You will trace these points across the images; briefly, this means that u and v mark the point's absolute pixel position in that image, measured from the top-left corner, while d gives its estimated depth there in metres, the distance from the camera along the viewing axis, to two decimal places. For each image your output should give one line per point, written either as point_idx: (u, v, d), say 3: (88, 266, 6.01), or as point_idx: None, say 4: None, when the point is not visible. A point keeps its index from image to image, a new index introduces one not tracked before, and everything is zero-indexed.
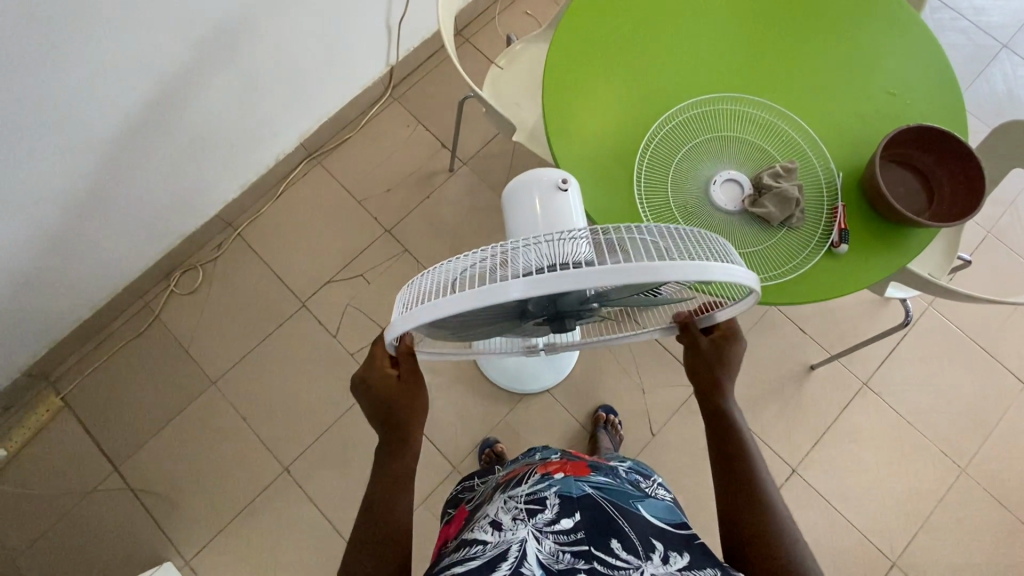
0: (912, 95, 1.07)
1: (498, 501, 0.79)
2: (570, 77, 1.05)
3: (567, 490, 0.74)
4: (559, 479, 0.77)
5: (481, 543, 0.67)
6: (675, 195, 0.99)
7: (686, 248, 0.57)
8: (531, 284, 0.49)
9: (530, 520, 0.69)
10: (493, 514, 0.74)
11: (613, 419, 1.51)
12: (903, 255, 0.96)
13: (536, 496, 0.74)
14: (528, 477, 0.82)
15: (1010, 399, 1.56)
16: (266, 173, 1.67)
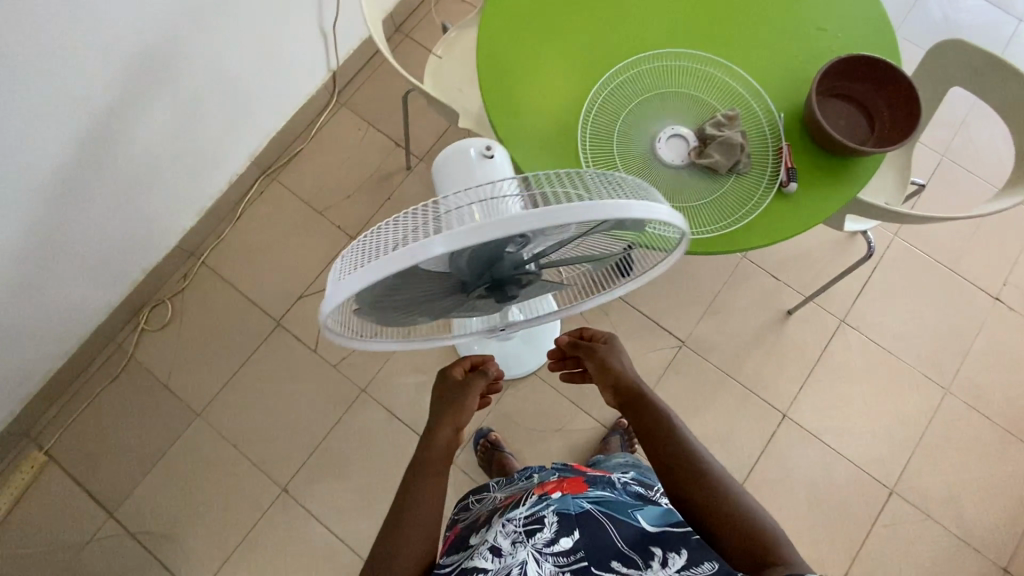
0: (843, 29, 1.06)
1: (497, 523, 0.84)
2: (504, 56, 1.04)
3: (565, 508, 0.81)
4: (556, 498, 0.85)
5: (481, 570, 0.73)
6: (621, 157, 0.99)
7: (610, 193, 0.56)
8: (447, 239, 0.49)
9: (529, 540, 0.76)
10: (491, 538, 0.79)
11: (635, 429, 1.50)
12: (852, 186, 0.97)
13: (535, 516, 0.81)
14: (527, 500, 0.88)
15: (983, 315, 1.59)
16: (222, 196, 1.65)
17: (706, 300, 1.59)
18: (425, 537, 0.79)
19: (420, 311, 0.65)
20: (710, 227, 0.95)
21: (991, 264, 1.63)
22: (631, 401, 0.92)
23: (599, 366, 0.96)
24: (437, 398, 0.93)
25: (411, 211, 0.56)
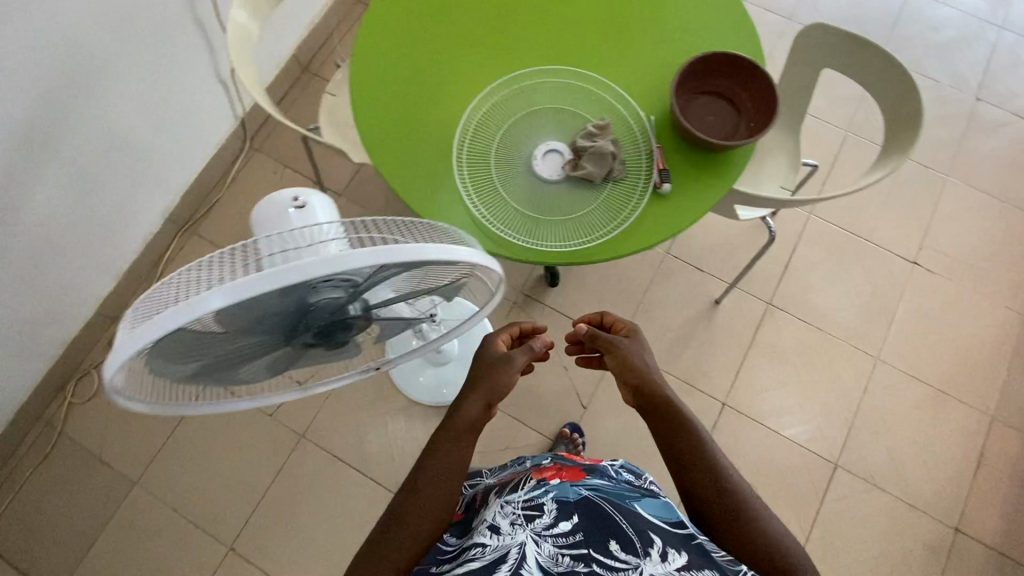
0: (705, 25, 1.08)
1: (494, 508, 0.80)
2: (375, 90, 1.04)
3: (563, 496, 0.77)
4: (554, 486, 0.81)
5: (478, 548, 0.70)
6: (499, 178, 1.00)
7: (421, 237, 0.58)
8: (229, 289, 0.45)
9: (528, 524, 0.72)
10: (489, 518, 0.76)
11: (578, 438, 1.49)
12: (724, 180, 0.99)
13: (533, 501, 0.77)
14: (525, 485, 0.85)
15: (904, 280, 1.63)
16: (140, 255, 1.63)
17: (636, 299, 1.61)
18: (440, 497, 0.81)
19: (231, 371, 0.60)
20: (590, 238, 0.97)
21: (905, 230, 1.67)
22: (658, 406, 0.89)
23: (622, 363, 0.93)
24: (477, 363, 0.93)
25: (211, 258, 0.51)
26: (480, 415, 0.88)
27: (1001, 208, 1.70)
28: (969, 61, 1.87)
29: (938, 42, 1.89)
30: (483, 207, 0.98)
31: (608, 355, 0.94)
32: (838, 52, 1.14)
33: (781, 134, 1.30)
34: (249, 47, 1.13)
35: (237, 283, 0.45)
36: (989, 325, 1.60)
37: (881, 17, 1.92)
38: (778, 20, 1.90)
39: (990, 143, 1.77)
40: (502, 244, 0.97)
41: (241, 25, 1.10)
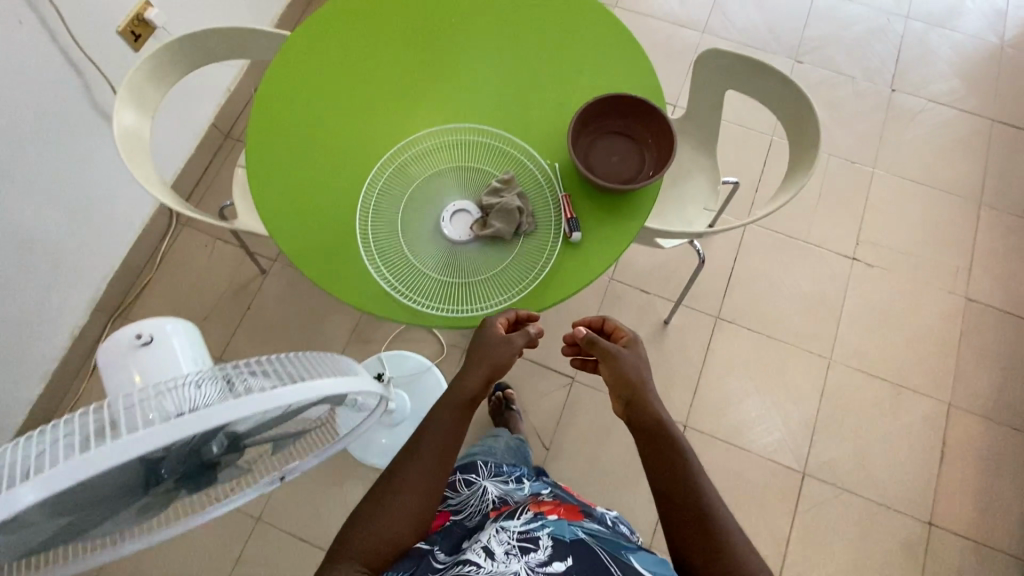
0: (602, 63, 1.07)
1: (488, 532, 0.84)
2: (273, 170, 1.01)
3: (558, 534, 0.81)
4: (551, 521, 0.85)
5: (472, 566, 0.75)
6: (407, 245, 0.97)
7: (291, 372, 0.57)
8: (48, 481, 0.41)
9: (522, 556, 0.76)
10: (485, 540, 0.81)
11: None
12: (633, 219, 0.98)
13: (529, 535, 0.80)
14: (521, 513, 0.88)
15: (845, 277, 1.64)
16: (70, 350, 1.55)
17: None
18: (433, 477, 0.82)
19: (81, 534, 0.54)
20: (506, 297, 0.95)
21: (839, 226, 1.69)
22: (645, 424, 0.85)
23: (618, 373, 0.88)
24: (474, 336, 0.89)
25: (49, 429, 0.47)
26: (477, 392, 0.89)
27: (930, 195, 1.73)
28: (881, 54, 1.91)
29: (850, 39, 1.93)
30: (393, 277, 0.95)
31: (605, 363, 0.89)
32: (737, 74, 1.14)
33: (698, 155, 1.30)
34: (141, 152, 1.05)
35: (52, 473, 0.41)
36: (934, 313, 1.61)
37: (793, 20, 1.96)
38: (694, 35, 1.93)
39: (911, 132, 1.80)
40: (415, 313, 0.94)
41: (128, 127, 1.03)
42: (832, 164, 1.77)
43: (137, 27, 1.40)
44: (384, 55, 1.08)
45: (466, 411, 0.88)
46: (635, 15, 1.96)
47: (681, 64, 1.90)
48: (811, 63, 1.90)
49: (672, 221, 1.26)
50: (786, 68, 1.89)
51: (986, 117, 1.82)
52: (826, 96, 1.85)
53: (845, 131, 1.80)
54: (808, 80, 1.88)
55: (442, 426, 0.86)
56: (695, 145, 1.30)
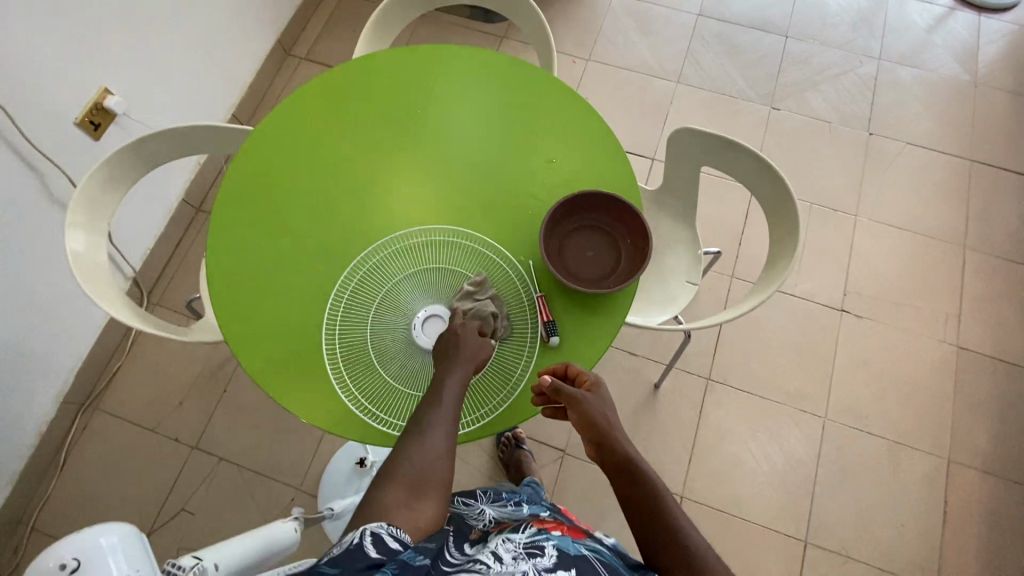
0: (572, 155, 1.06)
1: (490, 541, 0.77)
2: (236, 283, 0.97)
3: (564, 547, 0.75)
4: (557, 536, 0.78)
5: (482, 564, 0.68)
6: (377, 357, 0.92)
7: None
8: None
9: (531, 561, 0.70)
10: (492, 547, 0.73)
11: None
12: (612, 319, 0.95)
13: (535, 544, 0.74)
14: (524, 527, 0.81)
15: (836, 331, 1.61)
16: (37, 448, 1.48)
17: None
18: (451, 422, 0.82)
19: None
20: (482, 410, 0.91)
21: (826, 278, 1.67)
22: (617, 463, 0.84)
23: (583, 419, 0.86)
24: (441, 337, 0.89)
25: None
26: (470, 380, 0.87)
27: (915, 241, 1.71)
28: (857, 98, 1.91)
29: (825, 84, 1.94)
30: (364, 394, 0.90)
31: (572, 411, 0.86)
32: (713, 153, 1.12)
33: (678, 228, 1.27)
34: (100, 278, 1.01)
35: None
36: (927, 364, 1.58)
37: (767, 68, 1.96)
38: (669, 87, 1.93)
39: (892, 176, 1.79)
40: (389, 434, 0.89)
41: (81, 255, 0.98)
42: (815, 213, 1.75)
43: (96, 115, 1.35)
44: (349, 151, 1.05)
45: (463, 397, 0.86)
46: (609, 69, 1.95)
47: (659, 118, 1.88)
48: (788, 110, 1.90)
49: (663, 302, 1.23)
50: (762, 116, 1.88)
51: (964, 158, 1.82)
52: (804, 143, 1.85)
53: (826, 178, 1.79)
54: (786, 127, 1.87)
55: (452, 390, 0.84)
56: (675, 216, 1.27)
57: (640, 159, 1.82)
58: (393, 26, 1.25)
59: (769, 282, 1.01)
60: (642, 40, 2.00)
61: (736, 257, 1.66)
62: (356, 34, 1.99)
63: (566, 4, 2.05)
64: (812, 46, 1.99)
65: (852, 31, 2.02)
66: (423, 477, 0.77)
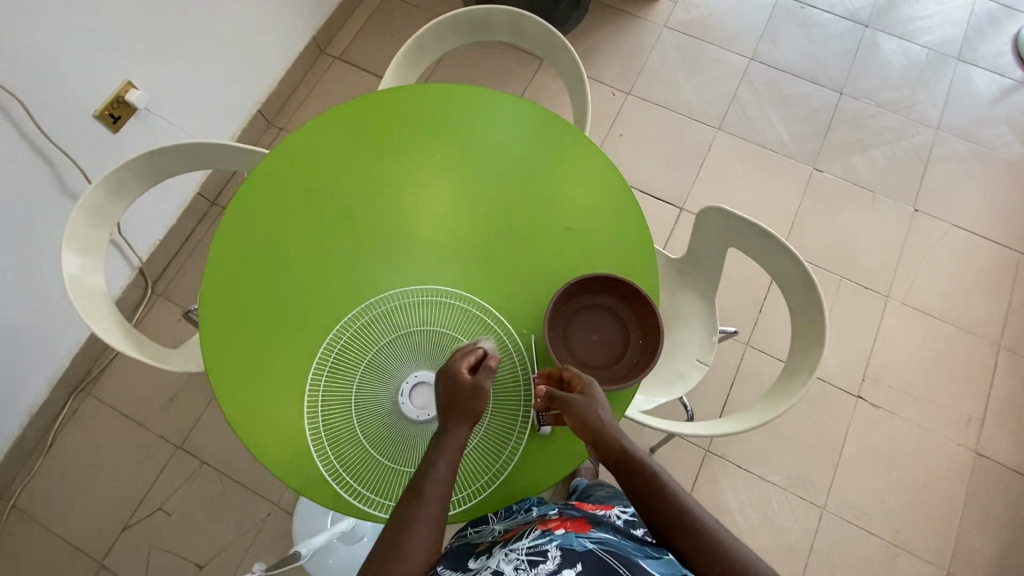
0: (591, 225, 1.01)
1: (499, 553, 0.80)
2: (226, 317, 0.94)
3: (568, 545, 0.77)
4: (560, 536, 0.80)
5: None
6: (359, 423, 0.88)
7: None
8: None
9: (532, 569, 0.72)
10: (493, 564, 0.76)
11: None
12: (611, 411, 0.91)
13: (538, 549, 0.77)
14: (529, 534, 0.84)
15: (848, 417, 1.54)
16: (26, 428, 1.47)
17: None
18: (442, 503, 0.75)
19: None
20: (463, 489, 0.87)
21: (845, 359, 1.59)
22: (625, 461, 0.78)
23: (578, 422, 0.79)
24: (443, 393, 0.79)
25: None
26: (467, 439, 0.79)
27: (947, 332, 1.62)
28: (906, 169, 1.81)
29: (874, 149, 1.83)
30: (340, 461, 0.87)
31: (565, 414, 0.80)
32: (742, 238, 1.05)
33: (697, 303, 1.21)
34: (93, 295, 0.99)
35: None
36: (940, 466, 1.50)
37: (814, 124, 1.86)
38: (709, 132, 1.84)
39: (932, 259, 1.70)
40: (360, 507, 0.85)
41: (77, 277, 0.97)
42: (843, 288, 1.67)
43: (116, 109, 1.32)
44: (361, 192, 1.01)
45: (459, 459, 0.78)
46: (648, 105, 1.87)
47: (695, 165, 1.80)
48: (830, 173, 1.80)
49: (669, 380, 1.16)
50: (803, 176, 1.79)
51: (1013, 249, 1.71)
52: (843, 211, 1.75)
53: (860, 252, 1.70)
54: (826, 191, 1.78)
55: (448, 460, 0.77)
56: (695, 290, 1.21)
57: (668, 206, 1.74)
58: (426, 56, 1.19)
59: (778, 398, 0.96)
60: (687, 79, 1.91)
61: (754, 324, 1.59)
62: (394, 38, 1.94)
63: (613, 31, 1.97)
64: (865, 107, 1.89)
65: (912, 95, 1.90)
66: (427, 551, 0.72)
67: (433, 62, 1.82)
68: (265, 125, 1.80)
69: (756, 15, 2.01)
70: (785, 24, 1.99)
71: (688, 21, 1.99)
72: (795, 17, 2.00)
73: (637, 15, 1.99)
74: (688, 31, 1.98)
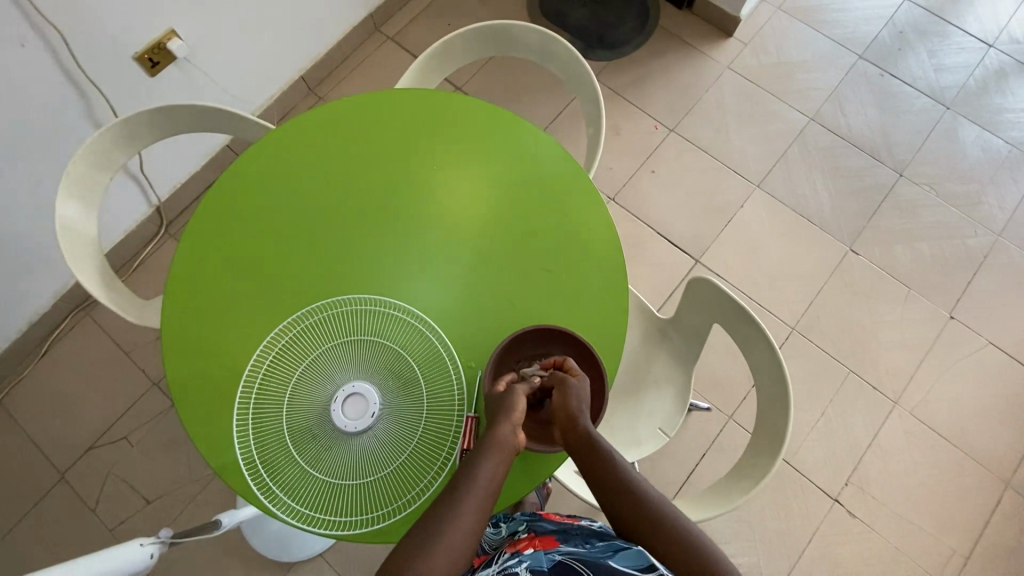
0: (571, 273, 0.97)
1: None
2: (191, 281, 0.94)
3: (538, 564, 0.76)
4: (530, 554, 0.78)
5: None
6: (287, 419, 0.87)
7: None
8: None
9: None
10: None
11: None
12: (529, 470, 0.91)
13: (506, 572, 0.76)
14: (500, 557, 0.82)
15: (820, 517, 1.44)
16: (23, 333, 1.55)
17: None
18: (483, 507, 0.70)
19: None
20: (370, 512, 0.85)
21: (832, 457, 1.50)
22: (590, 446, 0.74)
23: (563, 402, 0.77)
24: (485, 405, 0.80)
25: None
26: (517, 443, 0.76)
27: (948, 455, 1.50)
28: (950, 271, 1.67)
29: (922, 241, 1.70)
30: (259, 452, 0.86)
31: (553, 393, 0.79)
32: (726, 316, 0.99)
33: (673, 369, 1.15)
34: (80, 235, 1.03)
35: None
36: None
37: (863, 202, 1.74)
38: (747, 187, 1.74)
39: (953, 373, 1.57)
40: (265, 502, 0.85)
41: (70, 221, 1.01)
42: (848, 382, 1.56)
43: (155, 55, 1.37)
44: (353, 187, 0.99)
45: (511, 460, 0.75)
46: (690, 146, 1.79)
47: (723, 218, 1.71)
48: (867, 258, 1.68)
49: (631, 450, 1.10)
50: (836, 254, 1.68)
51: None
52: (871, 301, 1.63)
53: (877, 347, 1.59)
54: (857, 276, 1.66)
55: (488, 469, 0.72)
56: (674, 355, 1.15)
57: (684, 256, 1.67)
58: (454, 62, 1.17)
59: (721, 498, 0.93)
60: (737, 127, 1.81)
61: (742, 398, 1.51)
62: (450, 28, 1.92)
63: (673, 61, 1.88)
64: (924, 195, 1.75)
65: (979, 192, 1.75)
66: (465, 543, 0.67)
67: (480, 61, 1.79)
68: (306, 92, 1.83)
69: (829, 73, 1.88)
70: (858, 88, 1.86)
71: (754, 67, 1.88)
72: (871, 83, 1.87)
73: (702, 50, 1.90)
74: (752, 76, 1.87)
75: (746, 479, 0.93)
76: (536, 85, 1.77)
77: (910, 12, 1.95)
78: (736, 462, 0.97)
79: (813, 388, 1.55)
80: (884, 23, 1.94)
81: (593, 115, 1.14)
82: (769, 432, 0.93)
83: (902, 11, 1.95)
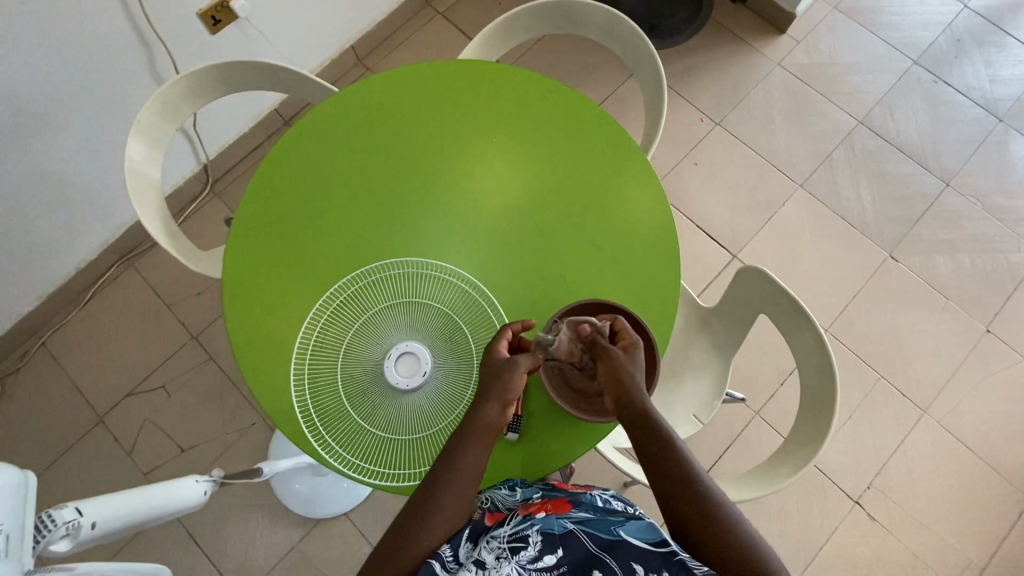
0: (625, 251, 0.98)
1: (474, 541, 0.75)
2: (255, 231, 0.97)
3: (549, 528, 0.73)
4: (540, 518, 0.75)
5: None
6: (341, 372, 0.89)
7: None
8: None
9: (513, 556, 0.68)
10: (472, 555, 0.71)
11: None
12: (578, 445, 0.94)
13: (518, 534, 0.72)
14: (510, 518, 0.79)
15: (839, 518, 1.45)
16: (70, 279, 1.59)
17: None
18: (465, 494, 0.76)
19: None
20: (416, 468, 0.87)
21: (857, 459, 1.50)
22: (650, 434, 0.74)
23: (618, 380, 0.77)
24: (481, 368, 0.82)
25: None
26: (498, 418, 0.79)
27: (974, 467, 1.50)
28: (991, 285, 1.65)
29: (964, 252, 1.68)
30: (314, 402, 0.89)
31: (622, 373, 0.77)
32: (775, 308, 1.00)
33: (711, 358, 1.16)
34: (144, 183, 1.06)
35: None
36: None
37: (906, 210, 1.72)
38: (789, 186, 1.73)
39: (985, 388, 1.56)
40: (317, 451, 0.87)
41: (137, 165, 1.04)
42: (879, 387, 1.56)
43: (219, 13, 1.39)
44: (414, 153, 1.00)
45: (493, 435, 0.79)
46: (734, 141, 1.78)
47: (763, 214, 1.70)
48: (906, 265, 1.66)
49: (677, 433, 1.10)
50: (875, 260, 1.67)
51: None
52: (906, 308, 1.62)
53: (909, 355, 1.58)
54: (895, 283, 1.65)
55: (472, 456, 0.76)
56: (713, 345, 1.15)
57: (721, 250, 1.67)
58: (516, 35, 1.17)
59: (758, 486, 0.95)
60: (783, 125, 1.80)
61: (772, 394, 1.51)
62: (500, 7, 1.91)
63: (722, 55, 1.87)
64: (970, 207, 1.72)
65: None
66: (449, 524, 0.74)
67: (531, 40, 1.79)
68: (355, 62, 1.84)
69: (881, 77, 1.85)
70: (910, 94, 1.83)
71: (805, 65, 1.86)
72: (924, 89, 1.84)
73: (753, 44, 1.88)
74: (802, 75, 1.85)
75: (784, 467, 0.94)
76: (585, 69, 1.77)
77: (970, 20, 1.91)
78: (774, 451, 0.98)
79: (842, 391, 1.55)
80: (942, 29, 1.90)
81: (654, 97, 1.13)
82: (811, 424, 0.94)
83: (962, 18, 1.91)
